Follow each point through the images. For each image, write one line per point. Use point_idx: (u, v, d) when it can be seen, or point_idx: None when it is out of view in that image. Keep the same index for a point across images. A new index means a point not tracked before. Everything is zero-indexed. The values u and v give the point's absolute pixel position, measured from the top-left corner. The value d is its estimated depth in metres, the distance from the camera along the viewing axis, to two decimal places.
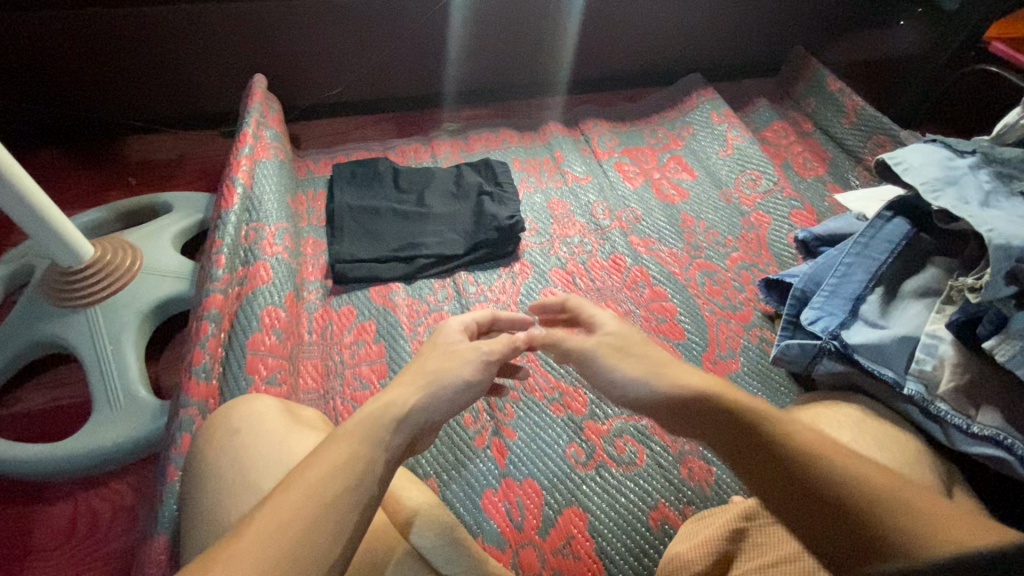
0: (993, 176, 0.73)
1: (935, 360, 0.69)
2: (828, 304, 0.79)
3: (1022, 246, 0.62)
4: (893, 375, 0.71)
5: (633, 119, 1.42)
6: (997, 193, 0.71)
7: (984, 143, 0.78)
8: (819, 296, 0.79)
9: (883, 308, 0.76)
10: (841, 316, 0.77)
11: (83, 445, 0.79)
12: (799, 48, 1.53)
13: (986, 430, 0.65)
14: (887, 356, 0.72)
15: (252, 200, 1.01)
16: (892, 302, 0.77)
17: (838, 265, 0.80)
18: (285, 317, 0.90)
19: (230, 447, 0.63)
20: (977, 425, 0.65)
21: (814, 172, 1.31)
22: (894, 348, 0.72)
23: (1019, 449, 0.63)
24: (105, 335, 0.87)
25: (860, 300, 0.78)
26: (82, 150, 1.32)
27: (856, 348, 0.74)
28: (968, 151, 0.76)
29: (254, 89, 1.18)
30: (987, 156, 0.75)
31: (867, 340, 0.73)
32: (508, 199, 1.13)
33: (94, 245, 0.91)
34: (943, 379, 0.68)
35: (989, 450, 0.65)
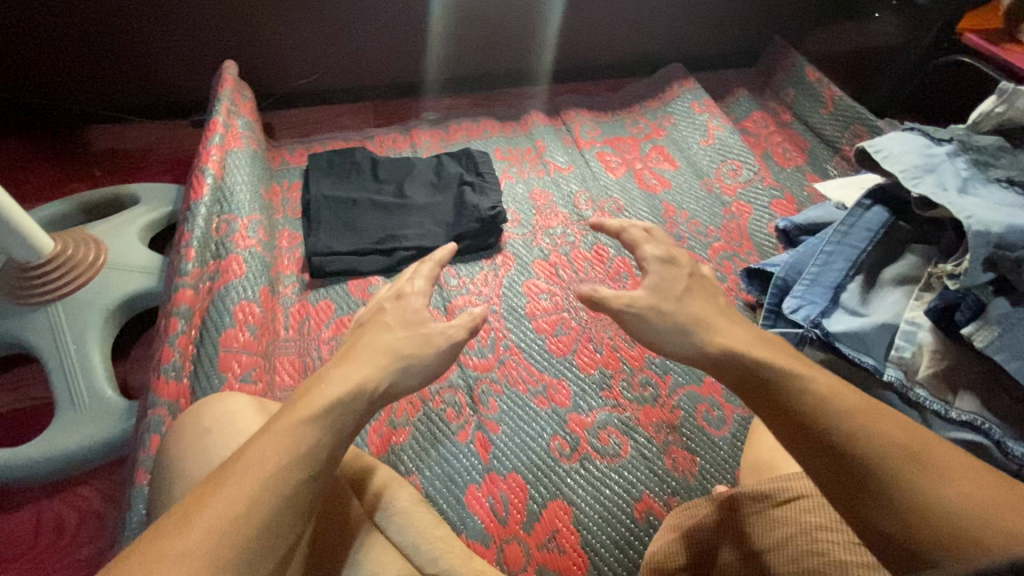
0: (970, 163, 0.73)
1: (913, 347, 0.70)
2: (810, 293, 0.79)
3: (1000, 231, 0.63)
4: (873, 363, 0.71)
5: (614, 109, 1.41)
6: (974, 179, 0.71)
7: (961, 131, 0.78)
8: (801, 285, 0.79)
9: (863, 296, 0.77)
10: (822, 305, 0.77)
11: (45, 449, 0.75)
12: (779, 38, 1.53)
13: (965, 416, 0.66)
14: (867, 344, 0.72)
15: (224, 191, 0.97)
16: (872, 290, 0.77)
17: (819, 253, 0.81)
18: (259, 312, 0.87)
19: (202, 449, 0.60)
20: (955, 411, 0.67)
21: (794, 162, 1.32)
22: (873, 336, 0.72)
23: (994, 433, 0.65)
24: (67, 333, 0.83)
25: (841, 288, 0.78)
26: (44, 139, 1.26)
27: (837, 337, 0.74)
28: (941, 139, 0.77)
29: (225, 76, 1.13)
30: (965, 143, 0.75)
31: (848, 327, 0.74)
32: (489, 190, 1.11)
33: (54, 239, 0.87)
34: (922, 365, 0.69)
35: (967, 436, 0.66)
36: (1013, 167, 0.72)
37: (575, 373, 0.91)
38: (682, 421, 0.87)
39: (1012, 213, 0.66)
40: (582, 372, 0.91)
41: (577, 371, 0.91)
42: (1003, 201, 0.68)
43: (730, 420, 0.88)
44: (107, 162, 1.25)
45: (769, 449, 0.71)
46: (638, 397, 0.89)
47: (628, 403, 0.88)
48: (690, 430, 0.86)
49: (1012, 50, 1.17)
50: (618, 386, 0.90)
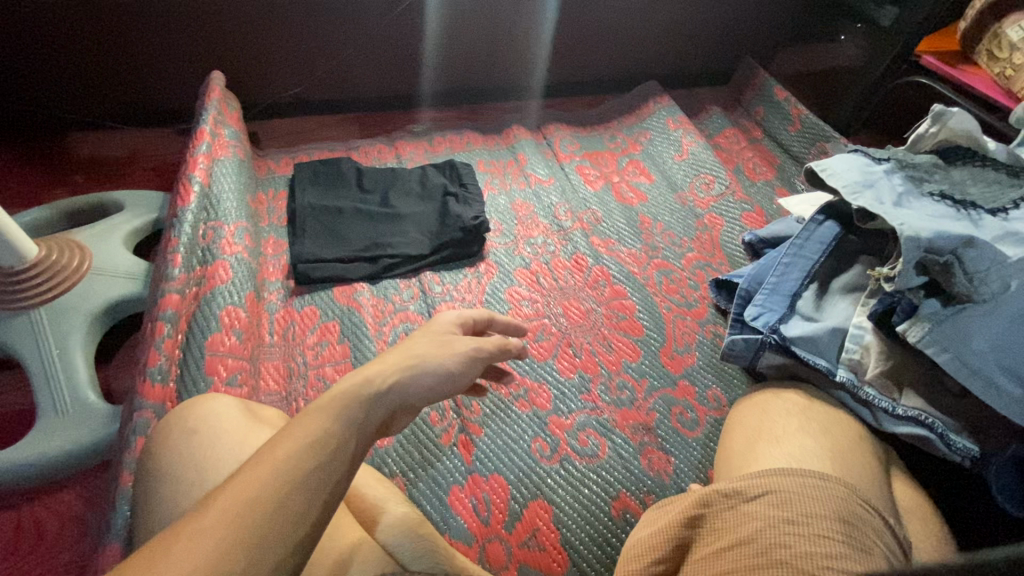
0: (904, 179, 0.80)
1: (861, 348, 0.75)
2: (769, 301, 0.84)
3: (929, 236, 0.67)
4: (826, 365, 0.77)
5: (593, 124, 1.46)
6: (909, 193, 0.77)
7: (898, 151, 0.85)
8: (760, 294, 0.84)
9: (817, 303, 0.82)
10: (780, 312, 0.82)
11: (26, 454, 0.75)
12: (749, 60, 1.61)
13: (911, 411, 0.71)
14: (819, 347, 0.78)
15: (211, 198, 0.99)
16: (826, 297, 0.83)
17: (777, 264, 0.86)
18: (245, 317, 0.88)
19: (190, 448, 0.61)
20: (902, 407, 0.72)
21: (763, 177, 1.38)
22: (827, 340, 0.77)
23: (938, 426, 0.70)
24: (50, 339, 0.83)
25: (797, 296, 0.83)
26: (25, 146, 1.26)
27: (793, 341, 0.78)
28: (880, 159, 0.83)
29: (212, 86, 1.15)
30: (900, 162, 0.82)
31: (803, 332, 0.78)
32: (473, 200, 1.14)
33: (38, 245, 0.87)
34: (870, 365, 0.74)
35: (914, 429, 0.71)
36: (945, 182, 0.79)
37: (556, 377, 0.94)
38: (657, 423, 0.90)
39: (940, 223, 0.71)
40: (562, 376, 0.94)
41: (557, 375, 0.94)
42: (936, 212, 0.74)
43: (703, 422, 0.91)
44: (91, 170, 1.25)
45: (739, 449, 0.74)
46: (615, 400, 0.92)
47: (605, 406, 0.91)
48: (665, 431, 0.90)
49: (968, 71, 1.25)
50: (596, 390, 0.93)
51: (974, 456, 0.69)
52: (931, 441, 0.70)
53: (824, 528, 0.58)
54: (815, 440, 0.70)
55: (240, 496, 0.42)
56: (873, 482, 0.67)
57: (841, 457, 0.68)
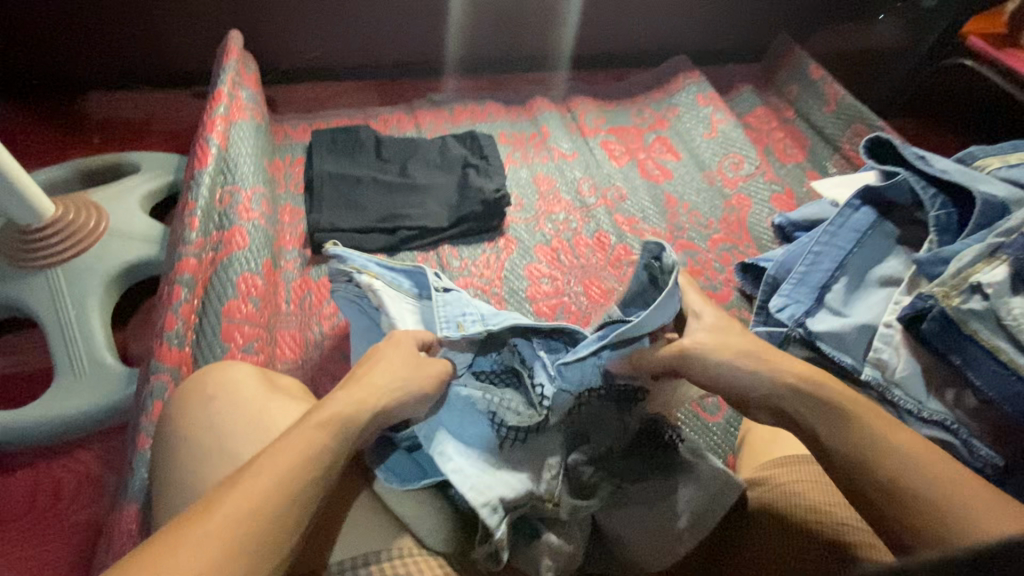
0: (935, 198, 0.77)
1: (890, 349, 0.71)
2: (796, 292, 0.81)
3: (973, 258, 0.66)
4: (851, 362, 0.74)
5: (619, 98, 1.41)
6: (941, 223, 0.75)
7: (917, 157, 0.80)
8: (788, 284, 0.81)
9: (847, 297, 0.79)
10: (807, 305, 0.79)
11: (46, 412, 0.75)
12: (784, 36, 1.53)
13: (936, 415, 0.67)
14: (846, 344, 0.75)
15: (228, 162, 0.96)
16: (856, 290, 0.79)
17: (807, 253, 0.82)
18: (262, 284, 0.86)
19: (210, 414, 0.61)
20: (926, 410, 0.67)
21: (794, 159, 1.34)
22: (853, 337, 0.74)
23: (964, 434, 0.65)
24: (68, 298, 0.82)
25: (826, 288, 0.80)
26: (41, 102, 1.24)
27: (818, 337, 0.76)
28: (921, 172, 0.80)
29: (230, 46, 1.12)
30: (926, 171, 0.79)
31: (829, 327, 0.75)
32: (493, 172, 1.11)
33: (56, 203, 0.86)
34: (897, 367, 0.70)
35: (938, 434, 0.66)
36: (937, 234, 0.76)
37: None
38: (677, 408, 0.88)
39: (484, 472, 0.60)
40: None
41: None
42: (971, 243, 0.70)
43: (724, 408, 0.89)
44: (107, 130, 1.23)
45: (760, 439, 0.75)
46: None
47: None
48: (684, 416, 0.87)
49: (1012, 54, 1.26)
50: None
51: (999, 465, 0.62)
52: (954, 448, 0.65)
53: (841, 513, 0.60)
54: None
55: (238, 512, 0.45)
56: None
57: None
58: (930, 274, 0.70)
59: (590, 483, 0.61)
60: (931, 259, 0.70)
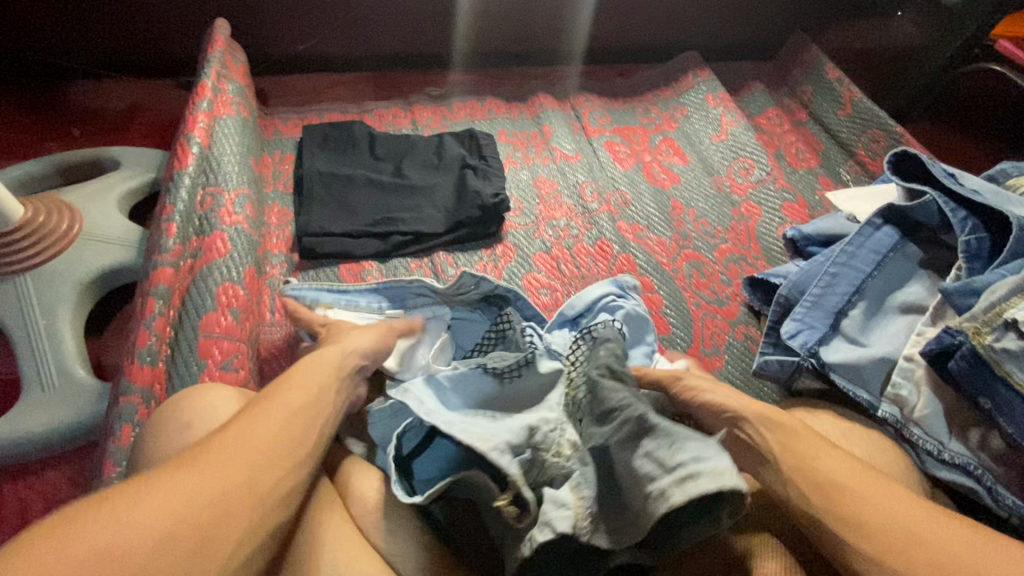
0: (964, 217, 0.72)
1: (910, 385, 0.68)
2: (810, 316, 0.76)
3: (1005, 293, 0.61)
4: (868, 398, 0.69)
5: (625, 96, 1.35)
6: (972, 249, 0.70)
7: (944, 175, 0.76)
8: (801, 307, 0.76)
9: (864, 324, 0.74)
10: (821, 331, 0.74)
11: (9, 431, 0.71)
12: (799, 33, 1.46)
13: (958, 458, 0.64)
14: (862, 376, 0.70)
15: (211, 161, 0.91)
16: (874, 317, 0.75)
17: (823, 274, 0.77)
18: (244, 295, 0.81)
19: (179, 446, 0.57)
20: (948, 452, 0.64)
21: (806, 164, 1.28)
22: (870, 368, 0.70)
23: (987, 480, 0.62)
24: (36, 307, 0.78)
25: (842, 313, 0.75)
26: (19, 91, 1.18)
27: (833, 367, 0.72)
28: (949, 190, 0.75)
29: (215, 35, 1.06)
30: (954, 191, 0.74)
31: (844, 358, 0.71)
32: (492, 174, 1.06)
33: (24, 204, 0.80)
34: (917, 404, 0.67)
35: (959, 478, 0.64)
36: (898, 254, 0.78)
37: None
38: None
39: (478, 421, 0.56)
40: None
41: None
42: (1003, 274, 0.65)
43: None
44: (87, 122, 1.17)
45: None
46: None
47: None
48: None
49: None
50: None
51: None
52: (977, 493, 0.63)
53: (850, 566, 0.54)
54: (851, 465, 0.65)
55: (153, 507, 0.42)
56: None
57: None
58: (959, 305, 0.66)
59: (616, 404, 0.55)
60: (960, 290, 0.65)
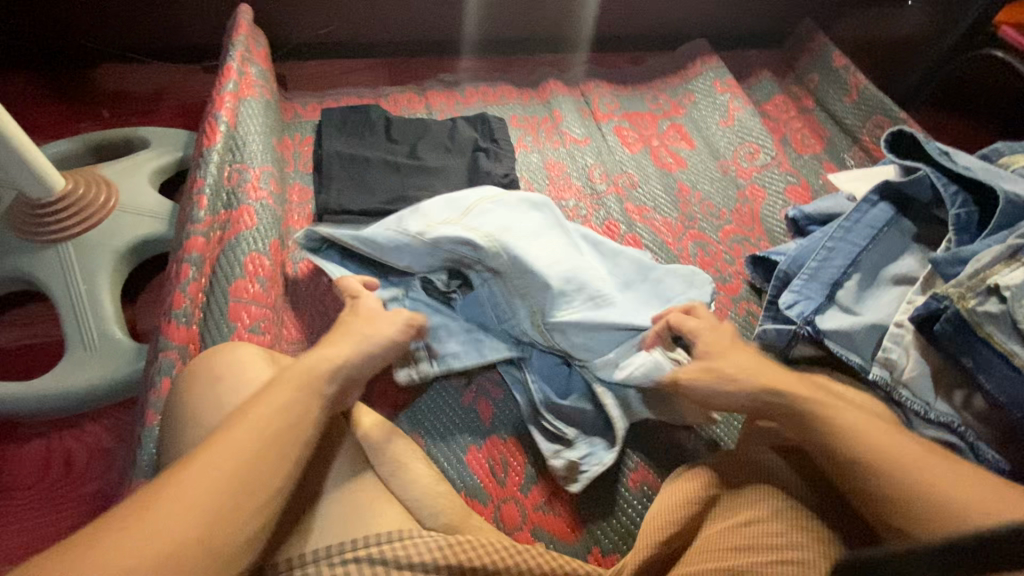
0: (959, 194, 0.75)
1: (900, 348, 0.71)
2: (806, 287, 0.79)
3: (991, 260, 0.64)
4: (859, 361, 0.73)
5: (635, 82, 1.38)
6: (964, 224, 0.73)
7: (938, 151, 0.79)
8: (798, 279, 0.80)
9: (858, 294, 0.78)
10: (817, 301, 0.78)
11: (56, 385, 0.76)
12: (807, 22, 1.48)
13: (943, 417, 0.68)
14: (854, 342, 0.74)
15: (236, 139, 0.96)
16: (868, 288, 0.78)
17: (820, 248, 0.81)
18: (270, 265, 0.86)
19: (219, 395, 0.63)
20: (935, 411, 0.68)
21: (811, 150, 1.31)
22: (862, 335, 0.74)
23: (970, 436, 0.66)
24: (78, 273, 0.83)
25: (837, 285, 0.79)
26: (53, 75, 1.24)
27: (828, 334, 0.75)
28: (942, 168, 0.78)
29: (239, 20, 1.10)
30: (947, 168, 0.77)
31: (838, 325, 0.75)
32: (503, 157, 1.11)
33: (66, 178, 0.86)
34: (905, 366, 0.70)
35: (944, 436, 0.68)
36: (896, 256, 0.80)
37: None
38: None
39: None
40: None
41: None
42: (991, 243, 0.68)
43: None
44: (116, 106, 1.22)
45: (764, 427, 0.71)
46: None
47: None
48: None
49: None
50: None
51: (1005, 470, 0.63)
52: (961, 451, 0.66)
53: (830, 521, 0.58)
54: None
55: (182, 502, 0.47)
56: None
57: None
58: (946, 274, 0.69)
59: None
60: (948, 259, 0.69)
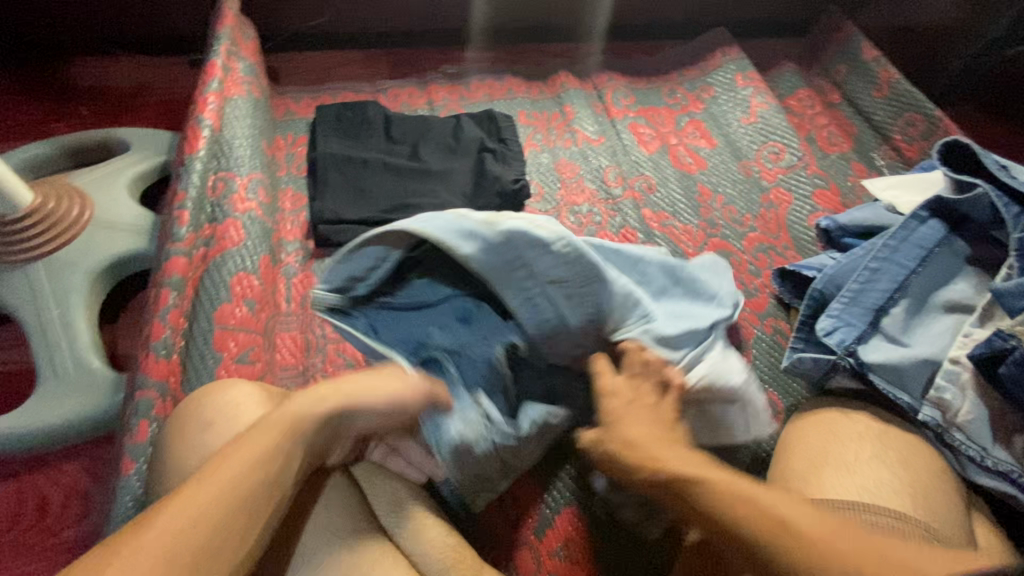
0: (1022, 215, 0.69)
1: (955, 388, 0.66)
2: (847, 313, 0.73)
3: None
4: (908, 401, 0.67)
5: (651, 75, 1.29)
6: None
7: (996, 166, 0.72)
8: (838, 303, 0.73)
9: (906, 322, 0.71)
10: (860, 329, 0.71)
11: (26, 422, 0.70)
12: (834, 9, 1.39)
13: (1003, 466, 0.63)
14: (903, 378, 0.68)
15: (222, 144, 0.88)
16: (916, 315, 0.72)
17: (863, 269, 0.74)
18: (259, 285, 0.79)
19: (201, 444, 0.56)
20: (992, 459, 0.63)
21: (839, 149, 1.23)
22: (911, 371, 0.68)
23: None
24: (49, 297, 0.76)
25: (882, 311, 0.72)
26: (26, 68, 1.15)
27: (872, 367, 0.69)
28: (1002, 183, 0.71)
29: (224, 10, 1.01)
30: (1008, 185, 0.71)
31: (885, 358, 0.68)
32: (512, 159, 1.02)
33: (33, 191, 0.78)
34: (961, 408, 0.65)
35: (1003, 486, 0.63)
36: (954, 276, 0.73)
37: None
38: None
39: None
40: None
41: None
42: None
43: None
44: (95, 101, 1.14)
45: (800, 470, 0.65)
46: None
47: None
48: None
49: None
50: None
51: None
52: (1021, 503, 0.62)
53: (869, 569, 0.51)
54: (892, 471, 0.62)
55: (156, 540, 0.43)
56: (957, 528, 0.60)
57: (923, 493, 0.61)
58: (1010, 307, 0.64)
59: None
60: (1012, 291, 0.64)
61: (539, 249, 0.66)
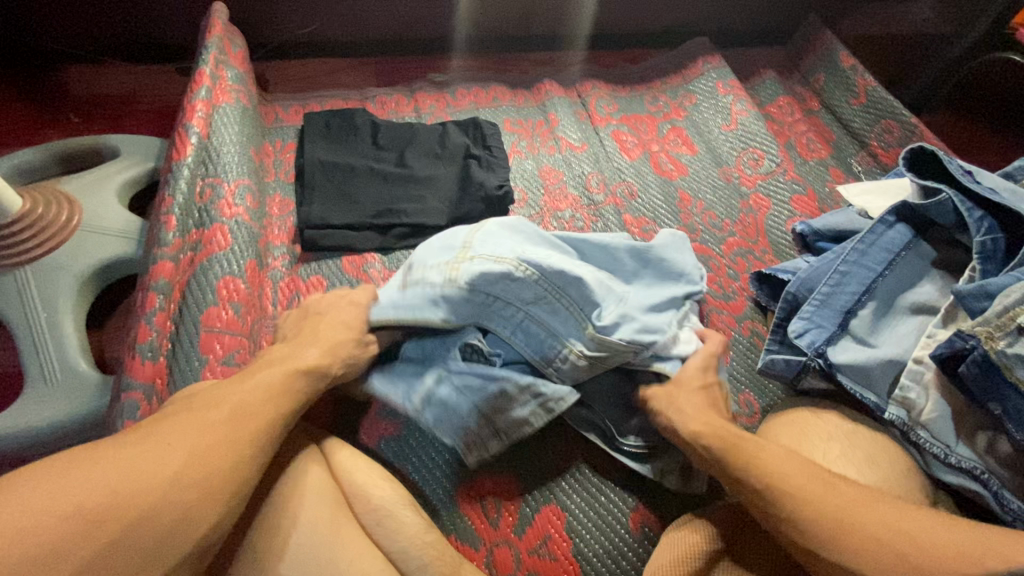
0: (984, 219, 0.71)
1: (919, 387, 0.68)
2: (817, 315, 0.75)
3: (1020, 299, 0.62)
4: (875, 400, 0.70)
5: (634, 83, 1.32)
6: (991, 252, 0.70)
7: (960, 171, 0.75)
8: (809, 306, 0.75)
9: (873, 324, 0.74)
10: (830, 331, 0.73)
11: (13, 424, 0.71)
12: (814, 19, 1.42)
13: (966, 462, 0.65)
14: (870, 378, 0.70)
15: (209, 151, 0.89)
16: (883, 317, 0.74)
17: (833, 272, 0.76)
18: (245, 289, 0.81)
19: None
20: (956, 456, 0.65)
21: (818, 155, 1.26)
22: (878, 371, 0.70)
23: (994, 484, 0.64)
24: (38, 301, 0.77)
25: (850, 313, 0.74)
26: (18, 76, 1.16)
27: (840, 368, 0.71)
28: (965, 188, 0.74)
29: (213, 19, 1.03)
30: (971, 190, 0.73)
31: (852, 359, 0.71)
32: (497, 165, 1.04)
33: (23, 197, 0.80)
34: (925, 407, 0.67)
35: (967, 483, 0.65)
36: (919, 276, 0.75)
37: None
38: None
39: None
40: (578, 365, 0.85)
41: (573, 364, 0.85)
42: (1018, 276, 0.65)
43: None
44: (85, 108, 1.15)
45: None
46: None
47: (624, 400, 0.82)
48: None
49: None
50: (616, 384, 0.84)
51: None
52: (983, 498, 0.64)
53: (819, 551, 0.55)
54: (858, 469, 0.65)
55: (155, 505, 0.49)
56: None
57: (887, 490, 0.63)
58: (971, 308, 0.66)
59: None
60: (974, 293, 0.65)
61: (503, 281, 0.72)
